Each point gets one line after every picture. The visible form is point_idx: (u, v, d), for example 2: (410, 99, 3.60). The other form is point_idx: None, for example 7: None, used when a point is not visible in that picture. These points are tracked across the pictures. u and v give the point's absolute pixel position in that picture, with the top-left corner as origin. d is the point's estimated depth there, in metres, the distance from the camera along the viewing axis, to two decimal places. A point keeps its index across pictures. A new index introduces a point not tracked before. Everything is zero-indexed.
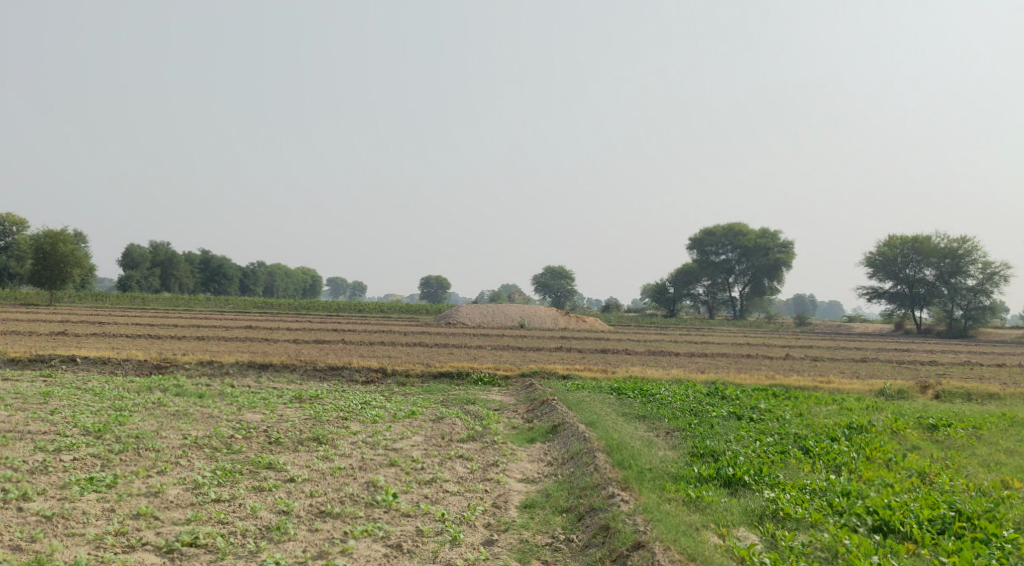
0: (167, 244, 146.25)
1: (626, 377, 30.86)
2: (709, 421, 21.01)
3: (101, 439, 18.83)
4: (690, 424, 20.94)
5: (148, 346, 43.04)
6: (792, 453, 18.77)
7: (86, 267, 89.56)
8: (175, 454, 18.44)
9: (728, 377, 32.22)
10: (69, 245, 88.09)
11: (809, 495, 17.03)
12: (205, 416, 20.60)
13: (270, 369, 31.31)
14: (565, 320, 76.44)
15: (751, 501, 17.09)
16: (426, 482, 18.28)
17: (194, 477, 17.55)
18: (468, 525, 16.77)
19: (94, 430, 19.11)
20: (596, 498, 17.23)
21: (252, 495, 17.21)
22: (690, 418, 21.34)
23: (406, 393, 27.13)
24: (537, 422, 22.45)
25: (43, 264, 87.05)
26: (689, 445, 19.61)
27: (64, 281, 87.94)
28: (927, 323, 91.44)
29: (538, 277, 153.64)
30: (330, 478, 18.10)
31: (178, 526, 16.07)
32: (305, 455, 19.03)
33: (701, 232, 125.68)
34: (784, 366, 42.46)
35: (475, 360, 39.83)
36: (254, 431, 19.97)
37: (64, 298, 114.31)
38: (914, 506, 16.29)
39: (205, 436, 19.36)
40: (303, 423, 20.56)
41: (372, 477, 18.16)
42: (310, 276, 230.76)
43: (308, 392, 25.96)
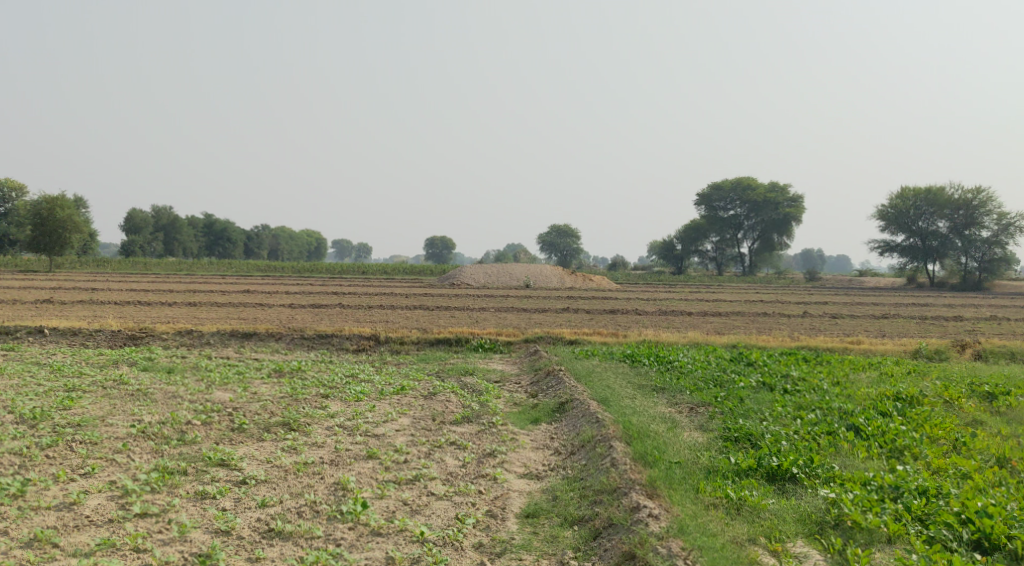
0: (169, 208, 143.68)
1: (640, 342, 28.47)
2: (737, 394, 18.68)
3: (33, 429, 16.56)
4: (716, 397, 18.62)
5: (133, 314, 40.79)
6: (843, 436, 16.54)
7: (85, 232, 87.21)
8: (113, 449, 16.18)
9: (748, 340, 29.85)
10: (67, 210, 85.59)
11: (877, 494, 14.84)
12: (167, 396, 18.35)
13: (253, 337, 29.01)
14: (572, 279, 73.98)
15: (806, 502, 14.90)
16: (407, 482, 15.99)
17: (124, 482, 15.26)
18: (452, 548, 14.44)
19: (27, 416, 16.86)
20: (616, 510, 14.88)
21: (189, 507, 14.92)
22: (715, 390, 19.01)
23: (398, 364, 24.83)
24: (542, 397, 20.10)
25: (41, 229, 84.67)
26: (721, 427, 17.31)
27: (61, 247, 85.51)
28: (940, 277, 88.80)
29: (543, 236, 150.92)
30: (292, 479, 15.81)
31: (77, 557, 13.75)
32: (268, 447, 16.76)
33: (709, 187, 122.70)
34: (803, 326, 40.09)
35: (475, 325, 37.51)
36: (217, 414, 17.68)
37: (65, 264, 112.16)
38: (1012, 509, 14.15)
39: (157, 422, 17.11)
40: (274, 405, 18.28)
41: (342, 476, 15.87)
42: (316, 238, 228.20)
43: (291, 363, 23.62)
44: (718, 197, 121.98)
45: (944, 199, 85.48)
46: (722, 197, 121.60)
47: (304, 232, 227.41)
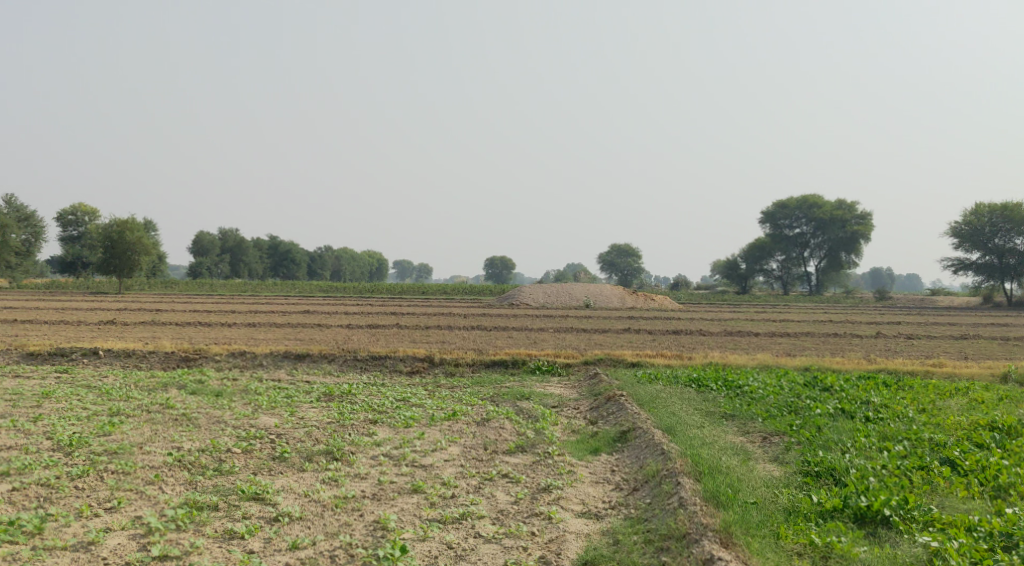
0: (235, 230, 145.67)
1: (706, 364, 27.17)
2: (814, 422, 17.38)
3: (67, 457, 15.99)
4: (792, 426, 17.36)
5: (192, 335, 40.69)
6: (939, 474, 15.15)
7: (154, 254, 88.44)
8: (144, 480, 15.49)
9: (822, 363, 28.29)
10: (137, 232, 87.00)
11: (985, 543, 13.43)
12: (211, 422, 17.76)
13: (306, 359, 28.36)
14: (633, 299, 72.59)
15: (903, 550, 13.55)
16: (452, 521, 14.96)
17: (148, 519, 14.44)
18: None
19: (63, 443, 16.32)
20: (685, 560, 13.64)
21: (215, 548, 14.01)
22: (790, 418, 17.74)
23: (453, 387, 23.93)
24: (602, 424, 19.02)
25: (112, 252, 86.14)
26: (799, 460, 16.05)
27: (132, 269, 86.74)
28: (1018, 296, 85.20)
29: (604, 256, 149.47)
30: (329, 516, 14.91)
31: None
32: (308, 479, 15.95)
33: (774, 205, 120.19)
34: (877, 348, 38.25)
35: (534, 346, 36.50)
36: (257, 442, 16.98)
37: (135, 285, 114.17)
38: None
39: (196, 450, 16.46)
40: (318, 432, 17.50)
41: (382, 514, 14.93)
42: (377, 260, 229.74)
43: (342, 386, 22.85)
44: (782, 215, 119.47)
45: None
46: (787, 215, 118.97)
47: (366, 253, 229.38)
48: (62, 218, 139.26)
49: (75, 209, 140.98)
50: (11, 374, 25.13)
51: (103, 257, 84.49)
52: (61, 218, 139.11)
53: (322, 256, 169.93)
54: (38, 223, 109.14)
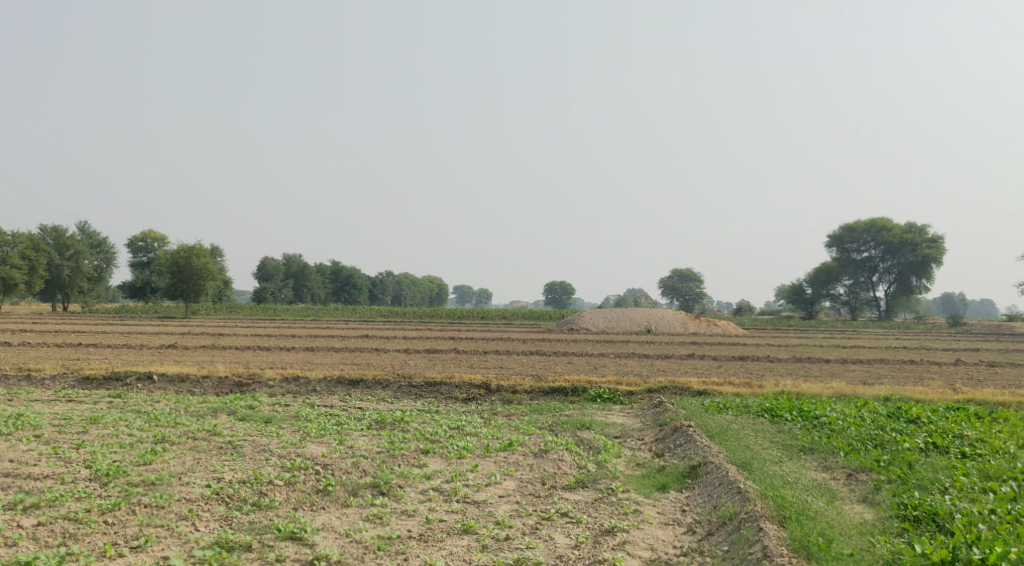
0: (300, 255, 147.10)
1: (778, 393, 25.72)
2: (905, 457, 15.97)
3: (102, 488, 15.34)
4: (881, 462, 15.98)
5: (250, 360, 40.40)
6: None
7: (219, 279, 89.24)
8: (177, 516, 14.71)
9: (901, 392, 26.62)
10: (202, 258, 87.88)
11: None
12: (257, 451, 17.06)
13: (359, 384, 27.59)
14: (696, 324, 70.91)
15: None
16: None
17: (175, 560, 13.57)
18: None
19: (100, 473, 15.68)
20: None
21: None
22: (878, 453, 16.36)
23: (510, 416, 22.87)
24: (669, 458, 17.83)
25: (178, 277, 87.17)
26: (895, 503, 14.63)
27: (198, 294, 87.63)
28: None
29: (665, 280, 147.51)
30: (372, 559, 13.94)
31: None
32: (351, 516, 15.03)
33: (841, 228, 117.37)
34: (958, 378, 36.24)
35: (594, 372, 35.31)
36: (302, 473, 16.17)
37: (201, 309, 115.62)
38: None
39: (234, 483, 15.70)
40: (366, 464, 16.64)
41: (427, 557, 13.90)
42: (437, 285, 230.32)
43: (395, 413, 21.97)
44: (850, 238, 116.51)
45: None
46: (855, 239, 115.98)
47: (426, 279, 230.48)
48: (132, 244, 142.25)
49: (145, 236, 143.90)
50: (64, 398, 24.75)
51: (171, 282, 85.48)
52: (132, 244, 142.07)
53: (383, 282, 170.82)
54: (108, 248, 111.38)
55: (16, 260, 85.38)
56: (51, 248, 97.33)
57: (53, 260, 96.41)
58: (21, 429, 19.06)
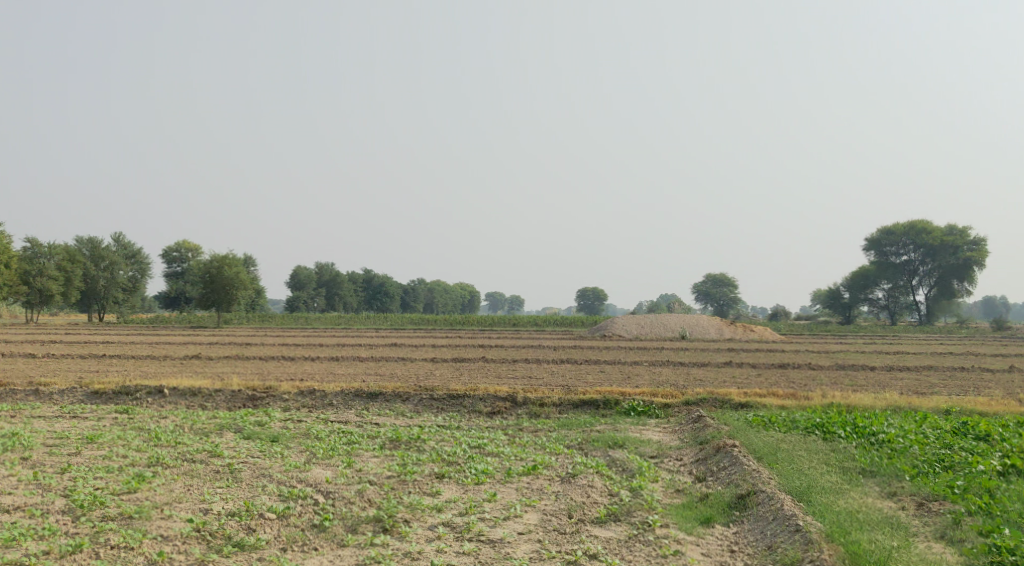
0: (332, 264, 146.51)
1: (826, 406, 23.90)
2: (984, 485, 14.16)
3: (73, 523, 14.01)
4: (959, 493, 14.17)
5: (272, 371, 39.06)
6: None
7: (252, 289, 88.42)
8: (148, 559, 13.25)
9: (958, 404, 24.64)
10: (234, 267, 87.05)
11: None
12: (253, 477, 15.69)
13: (379, 397, 26.11)
14: (731, 330, 68.84)
15: None
16: None
17: None
18: None
19: (75, 504, 14.40)
20: None
21: None
22: (954, 480, 14.57)
23: (537, 432, 21.27)
24: (714, 484, 16.18)
25: (211, 286, 86.48)
26: (985, 545, 12.77)
27: (230, 304, 86.89)
28: None
29: (699, 285, 145.13)
30: None
31: None
32: (348, 558, 13.51)
33: (879, 231, 114.49)
34: (1014, 388, 34.07)
35: (626, 382, 33.64)
36: (299, 505, 14.74)
37: (234, 317, 115.15)
38: None
39: (219, 517, 14.27)
40: (371, 495, 15.15)
41: None
42: (469, 291, 229.08)
43: (413, 430, 20.45)
44: (889, 241, 113.58)
45: None
46: (893, 242, 113.06)
47: (458, 286, 229.53)
48: (167, 254, 142.47)
49: (179, 246, 144.03)
50: (69, 414, 23.44)
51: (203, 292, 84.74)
52: (166, 254, 142.28)
53: (415, 289, 169.81)
54: (143, 258, 111.17)
55: (50, 270, 85.10)
56: (87, 259, 97.08)
57: (89, 271, 96.12)
58: (9, 450, 17.74)
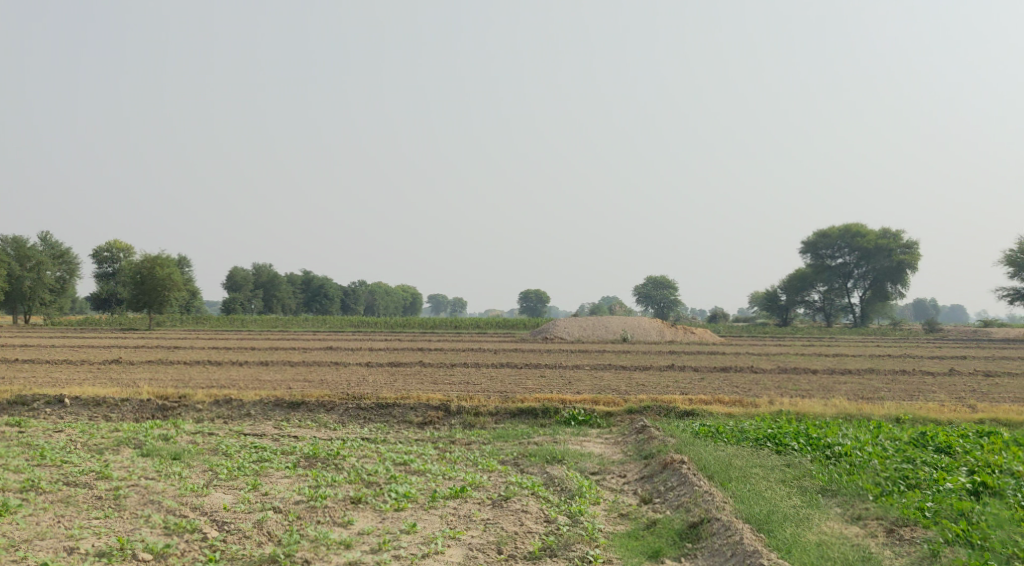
0: (270, 265, 143.05)
1: (775, 414, 22.72)
2: (958, 508, 13.18)
3: None
4: (935, 519, 13.15)
5: (196, 377, 36.85)
6: None
7: (185, 291, 85.26)
8: None
9: (909, 412, 23.66)
10: (167, 268, 83.85)
11: None
12: (138, 507, 14.04)
13: (300, 406, 24.25)
14: (672, 332, 68.06)
15: None
16: None
17: None
18: None
19: None
20: None
21: None
22: (923, 501, 13.59)
23: (470, 446, 19.71)
24: (662, 509, 14.92)
25: (142, 288, 83.14)
26: None
27: (162, 306, 83.65)
28: None
29: (639, 288, 144.86)
30: None
31: None
32: None
33: (815, 234, 115.04)
34: (957, 392, 33.49)
35: (567, 387, 32.26)
36: (183, 542, 13.14)
37: (167, 320, 111.46)
38: None
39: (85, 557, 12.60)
40: (272, 529, 13.57)
41: None
42: (411, 294, 226.37)
43: (334, 445, 18.72)
44: (825, 244, 114.10)
45: None
46: (829, 245, 113.58)
47: (399, 287, 226.86)
48: (97, 254, 137.74)
49: (110, 246, 139.38)
50: None
51: (133, 294, 81.43)
52: (96, 254, 137.56)
53: (354, 291, 166.90)
54: (71, 258, 106.86)
55: None
56: (11, 259, 92.80)
57: (13, 271, 91.89)
58: None
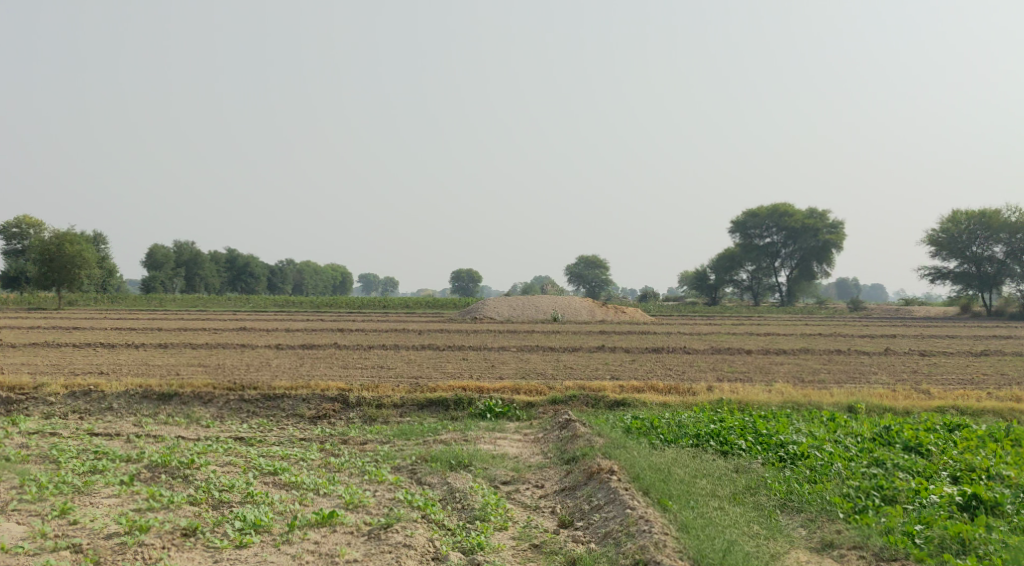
0: (191, 242, 137.02)
1: (715, 403, 20.27)
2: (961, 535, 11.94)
3: None
4: (932, 551, 11.88)
5: (77, 363, 33.11)
6: None
7: (96, 269, 79.90)
8: None
9: (858, 400, 21.39)
10: (76, 245, 78.41)
11: None
12: None
13: (173, 398, 20.98)
14: (603, 312, 65.76)
15: None
16: None
17: None
18: None
19: None
20: None
21: None
22: (919, 523, 12.34)
23: (365, 446, 16.80)
24: (588, 541, 12.92)
25: (50, 266, 77.54)
26: None
27: (72, 285, 78.23)
28: (999, 305, 82.40)
29: (570, 267, 142.74)
30: None
31: None
32: None
33: (743, 214, 113.67)
34: (896, 375, 31.69)
35: (487, 372, 29.52)
36: None
37: (79, 299, 105.78)
38: None
39: None
40: None
41: None
42: (340, 272, 221.12)
43: (190, 448, 15.91)
44: (753, 224, 112.38)
45: (1000, 223, 81.76)
46: (757, 225, 112.08)
47: (330, 267, 221.64)
48: (5, 230, 130.38)
49: (21, 222, 132.07)
50: None
51: (38, 272, 76.04)
52: (4, 230, 130.21)
53: (282, 269, 161.66)
54: None
55: None
56: None
57: None
58: None
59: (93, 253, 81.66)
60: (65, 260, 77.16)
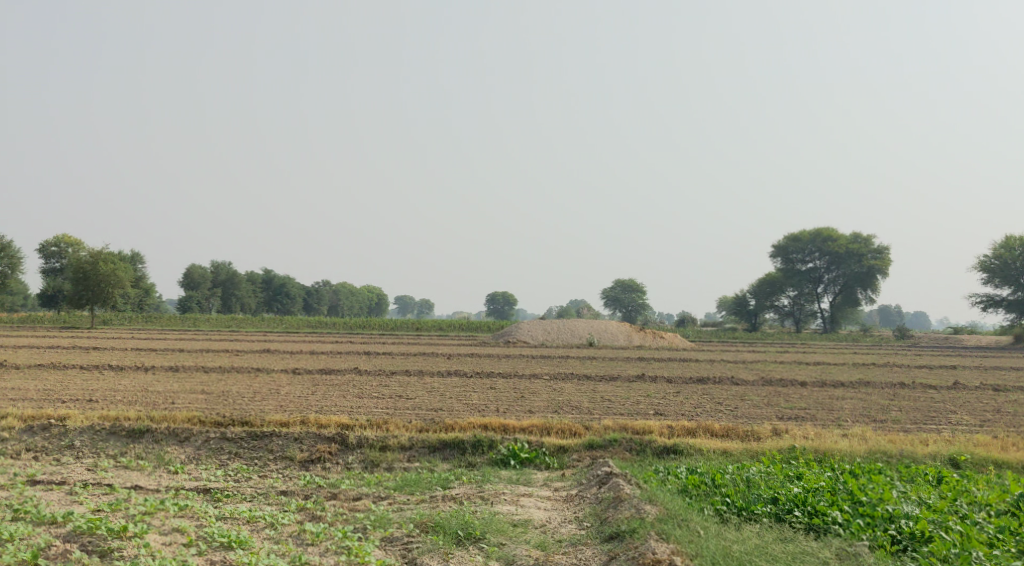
0: (228, 263, 135.39)
1: (788, 451, 16.99)
2: None
3: None
4: None
5: (73, 388, 30.59)
6: None
7: (130, 289, 77.55)
8: None
9: (953, 449, 17.88)
10: (111, 264, 76.16)
11: None
12: None
13: (145, 434, 18.13)
14: (641, 337, 62.26)
15: None
16: None
17: None
18: None
19: None
20: None
21: None
22: None
23: (355, 505, 15.01)
24: None
25: (84, 284, 75.42)
26: None
27: (105, 303, 75.98)
28: None
29: (607, 291, 139.18)
30: None
31: None
32: None
33: (785, 238, 109.58)
34: (970, 414, 28.04)
35: (515, 403, 26.44)
36: None
37: (112, 319, 104.17)
38: None
39: None
40: None
41: None
42: (375, 294, 218.57)
43: (130, 509, 14.10)
44: (795, 249, 108.20)
45: None
46: (799, 249, 107.92)
47: (366, 289, 219.83)
48: (43, 249, 129.79)
49: (59, 241, 131.67)
50: None
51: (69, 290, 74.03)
52: (43, 249, 129.53)
53: (318, 291, 159.81)
54: None
55: None
56: None
57: None
58: None
59: (128, 272, 79.46)
60: (95, 279, 75.06)
